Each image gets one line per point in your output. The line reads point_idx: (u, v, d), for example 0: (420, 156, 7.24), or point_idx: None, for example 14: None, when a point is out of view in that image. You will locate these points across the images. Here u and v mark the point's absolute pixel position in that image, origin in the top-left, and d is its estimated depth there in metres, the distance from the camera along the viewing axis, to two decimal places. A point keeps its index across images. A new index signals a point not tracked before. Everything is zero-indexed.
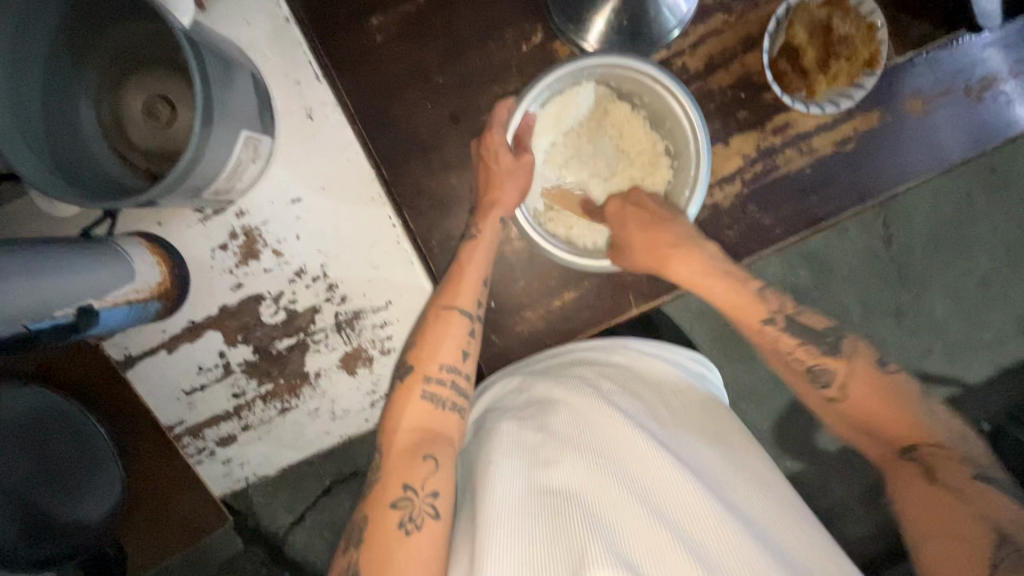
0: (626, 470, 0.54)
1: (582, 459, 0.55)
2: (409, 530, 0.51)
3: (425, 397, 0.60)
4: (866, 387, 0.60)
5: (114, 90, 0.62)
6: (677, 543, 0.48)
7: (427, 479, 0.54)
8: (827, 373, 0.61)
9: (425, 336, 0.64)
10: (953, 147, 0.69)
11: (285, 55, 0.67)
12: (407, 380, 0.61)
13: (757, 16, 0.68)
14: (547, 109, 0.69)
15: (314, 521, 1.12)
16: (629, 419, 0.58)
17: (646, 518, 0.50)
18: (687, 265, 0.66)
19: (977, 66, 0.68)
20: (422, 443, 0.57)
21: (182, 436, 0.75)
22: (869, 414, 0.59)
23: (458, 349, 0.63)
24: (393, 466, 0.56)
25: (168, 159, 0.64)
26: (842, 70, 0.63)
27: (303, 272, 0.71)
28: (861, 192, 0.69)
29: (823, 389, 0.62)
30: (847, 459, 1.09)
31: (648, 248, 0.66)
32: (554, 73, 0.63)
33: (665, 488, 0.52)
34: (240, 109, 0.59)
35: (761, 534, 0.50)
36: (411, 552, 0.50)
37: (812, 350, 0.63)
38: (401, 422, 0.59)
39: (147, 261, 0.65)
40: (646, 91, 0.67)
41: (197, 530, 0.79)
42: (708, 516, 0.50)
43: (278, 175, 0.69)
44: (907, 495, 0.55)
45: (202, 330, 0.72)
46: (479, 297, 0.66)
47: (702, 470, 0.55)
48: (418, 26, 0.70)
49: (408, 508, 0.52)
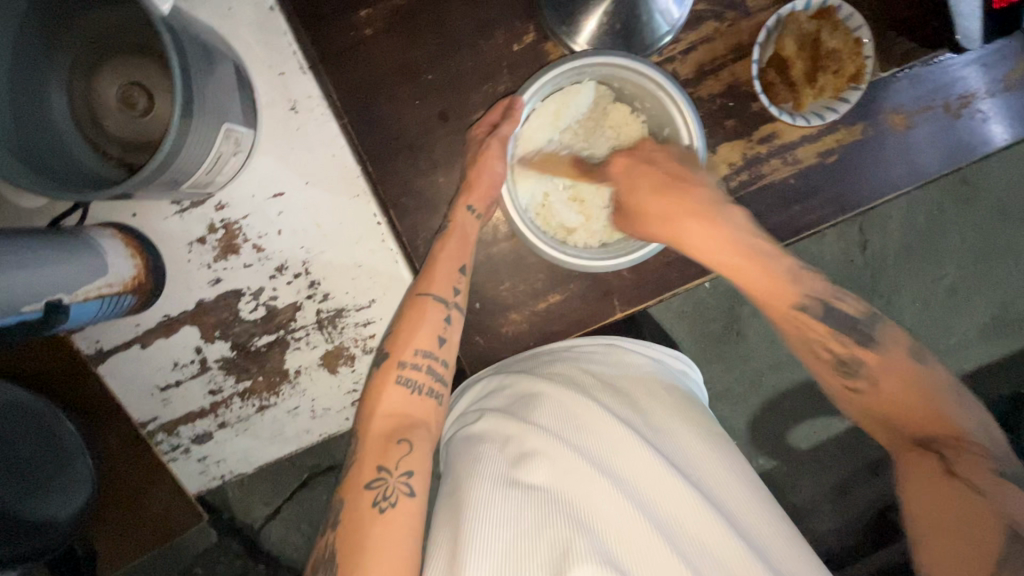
0: (612, 469, 0.55)
1: (570, 456, 0.56)
2: (384, 508, 0.51)
3: (400, 382, 0.59)
4: (897, 381, 0.62)
5: (86, 76, 0.59)
6: (662, 538, 0.50)
7: (403, 461, 0.54)
8: (856, 364, 0.63)
9: (401, 323, 0.62)
10: (932, 162, 0.71)
11: (268, 45, 0.65)
12: (383, 365, 0.60)
13: (748, 24, 0.68)
14: (548, 107, 0.68)
15: (291, 512, 1.11)
16: (613, 415, 0.59)
17: (632, 514, 0.51)
18: (701, 235, 0.65)
19: (957, 84, 0.70)
20: (397, 428, 0.56)
21: (156, 433, 0.73)
22: (893, 407, 0.62)
23: (434, 335, 0.61)
24: (367, 452, 0.55)
25: (147, 150, 0.61)
26: (828, 84, 0.64)
27: (284, 267, 0.70)
28: (842, 204, 0.71)
29: (850, 379, 0.64)
30: (818, 456, 1.12)
31: (659, 217, 0.66)
32: (557, 69, 0.62)
33: (649, 485, 0.54)
34: (220, 100, 0.57)
35: (740, 528, 0.53)
36: (383, 532, 0.49)
37: (844, 343, 0.64)
38: (375, 408, 0.57)
39: (121, 254, 0.63)
40: (647, 96, 0.67)
41: (169, 531, 0.77)
42: (691, 513, 0.52)
43: (260, 167, 0.67)
44: (914, 491, 0.57)
45: (178, 325, 0.70)
46: (455, 283, 0.64)
47: (685, 468, 0.57)
48: (408, 20, 0.68)
49: (381, 487, 0.52)
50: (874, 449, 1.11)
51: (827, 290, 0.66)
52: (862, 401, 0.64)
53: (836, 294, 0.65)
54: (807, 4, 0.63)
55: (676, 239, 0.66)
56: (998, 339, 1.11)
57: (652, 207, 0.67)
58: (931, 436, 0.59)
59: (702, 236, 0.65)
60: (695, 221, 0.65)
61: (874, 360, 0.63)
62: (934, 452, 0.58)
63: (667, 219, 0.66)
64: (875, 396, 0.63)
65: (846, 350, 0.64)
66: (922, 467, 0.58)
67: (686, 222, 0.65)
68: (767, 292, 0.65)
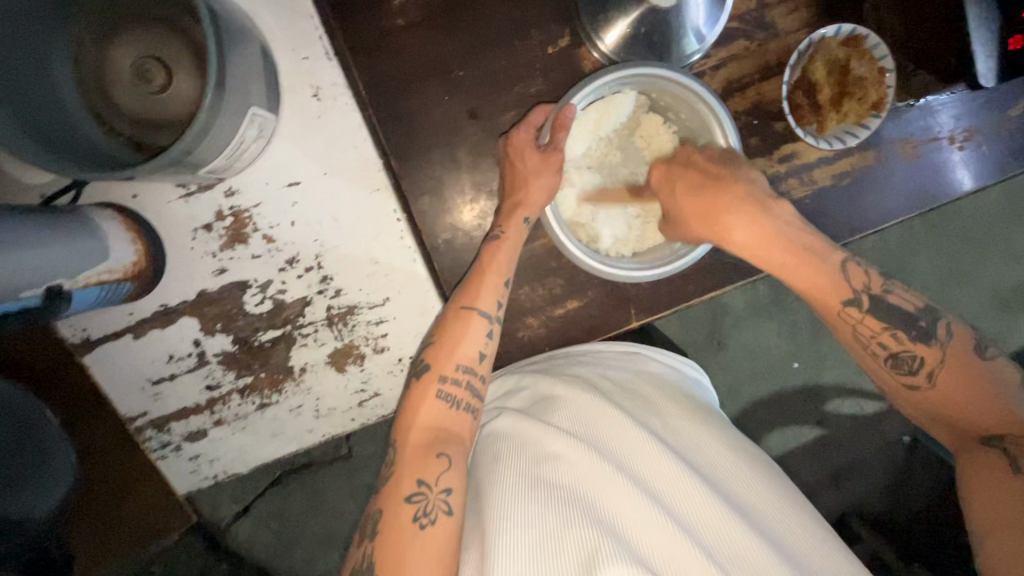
0: (631, 469, 0.55)
1: (590, 457, 0.55)
2: (424, 525, 0.50)
3: (441, 397, 0.58)
4: (959, 377, 0.58)
5: (99, 46, 0.56)
6: (686, 539, 0.49)
7: (441, 475, 0.53)
8: (913, 360, 0.60)
9: (441, 335, 0.62)
10: (936, 191, 0.74)
11: (294, 27, 0.63)
12: (423, 377, 0.59)
13: (776, 46, 0.70)
14: (588, 114, 0.67)
15: (262, 512, 1.03)
16: (632, 418, 0.58)
17: (654, 516, 0.51)
18: (746, 228, 0.65)
19: (960, 118, 0.74)
20: (435, 441, 0.55)
21: (145, 429, 0.69)
22: (947, 401, 0.59)
23: (476, 349, 0.61)
24: (404, 463, 0.54)
25: (162, 130, 0.58)
26: (853, 110, 0.67)
27: (296, 260, 0.67)
28: (851, 225, 0.73)
29: (907, 375, 0.61)
30: (790, 463, 1.09)
31: (699, 200, 0.66)
32: (609, 74, 0.62)
33: (670, 487, 0.53)
34: (247, 82, 0.54)
35: (764, 531, 0.51)
36: (423, 549, 0.49)
37: (902, 338, 0.61)
38: (412, 421, 0.56)
39: (121, 238, 0.58)
40: (686, 108, 0.68)
41: (154, 531, 0.73)
42: (713, 514, 0.51)
43: (277, 155, 0.64)
44: (981, 496, 0.55)
45: (176, 316, 0.66)
46: (501, 299, 0.63)
47: (704, 469, 0.56)
48: (443, 13, 0.67)
49: (422, 503, 0.51)
50: (844, 455, 1.09)
51: (879, 284, 0.63)
52: (921, 398, 0.61)
53: (886, 286, 0.63)
54: (837, 31, 0.65)
55: (723, 237, 0.66)
56: None
57: (689, 205, 0.67)
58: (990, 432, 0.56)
59: (753, 233, 0.65)
60: (745, 219, 0.65)
61: (934, 355, 0.60)
62: (998, 447, 0.55)
63: (711, 213, 0.66)
64: (935, 393, 0.59)
65: (901, 346, 0.61)
66: (985, 463, 0.55)
67: (735, 215, 0.65)
68: (827, 290, 0.63)
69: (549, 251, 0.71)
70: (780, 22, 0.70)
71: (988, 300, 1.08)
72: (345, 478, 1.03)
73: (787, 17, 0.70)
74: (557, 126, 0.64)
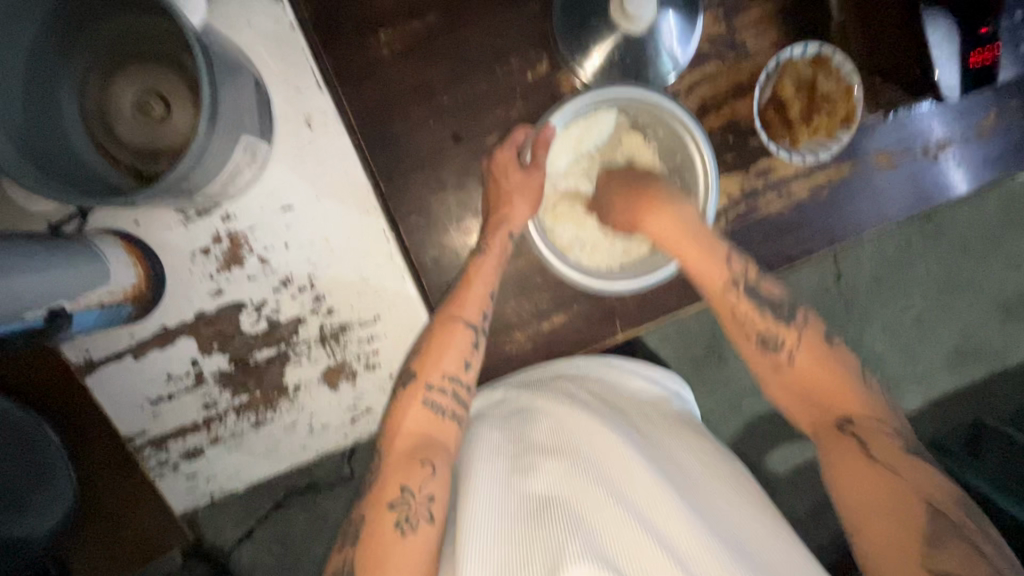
0: (604, 474, 0.55)
1: (563, 464, 0.56)
2: (406, 531, 0.51)
3: (425, 403, 0.60)
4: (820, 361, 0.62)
5: (105, 82, 0.61)
6: (657, 544, 0.49)
7: (424, 483, 0.54)
8: (778, 338, 0.63)
9: (429, 343, 0.63)
10: (910, 202, 0.76)
11: (285, 60, 0.66)
12: (408, 387, 0.61)
13: (748, 66, 0.73)
14: (570, 131, 0.70)
15: (263, 536, 1.02)
16: (609, 428, 0.59)
17: (624, 517, 0.51)
18: (660, 221, 0.66)
19: (935, 129, 0.76)
20: (420, 449, 0.57)
21: (143, 448, 0.70)
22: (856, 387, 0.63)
23: (461, 360, 0.63)
24: (391, 469, 0.56)
25: (159, 158, 0.61)
26: (822, 124, 0.69)
27: (289, 280, 0.69)
28: (831, 234, 0.75)
29: (775, 355, 0.64)
30: (795, 481, 1.08)
31: (623, 202, 0.68)
32: (580, 99, 0.66)
33: (642, 493, 0.54)
34: (238, 112, 0.58)
35: (737, 538, 0.52)
36: (405, 552, 0.50)
37: (767, 319, 0.64)
38: (399, 427, 0.58)
39: (123, 262, 0.61)
40: (661, 125, 0.71)
41: (152, 545, 0.74)
42: (685, 519, 0.51)
43: (270, 181, 0.67)
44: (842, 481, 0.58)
45: (175, 336, 0.68)
46: (485, 309, 0.66)
47: (677, 476, 0.57)
48: (426, 45, 0.71)
49: (405, 508, 0.53)
50: None
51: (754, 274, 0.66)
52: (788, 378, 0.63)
53: None
54: (804, 50, 0.68)
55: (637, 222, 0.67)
56: (957, 365, 1.08)
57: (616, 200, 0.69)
58: (845, 418, 0.59)
59: (665, 224, 0.66)
60: (653, 211, 0.66)
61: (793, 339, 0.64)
62: (851, 435, 0.58)
63: (633, 207, 0.67)
64: (793, 374, 0.63)
65: (762, 325, 0.64)
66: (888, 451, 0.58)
67: (654, 211, 0.66)
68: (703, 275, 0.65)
69: (534, 268, 0.73)
70: (750, 43, 0.73)
71: (987, 308, 1.08)
72: (346, 500, 1.03)
73: (757, 38, 0.73)
74: (539, 144, 0.67)
